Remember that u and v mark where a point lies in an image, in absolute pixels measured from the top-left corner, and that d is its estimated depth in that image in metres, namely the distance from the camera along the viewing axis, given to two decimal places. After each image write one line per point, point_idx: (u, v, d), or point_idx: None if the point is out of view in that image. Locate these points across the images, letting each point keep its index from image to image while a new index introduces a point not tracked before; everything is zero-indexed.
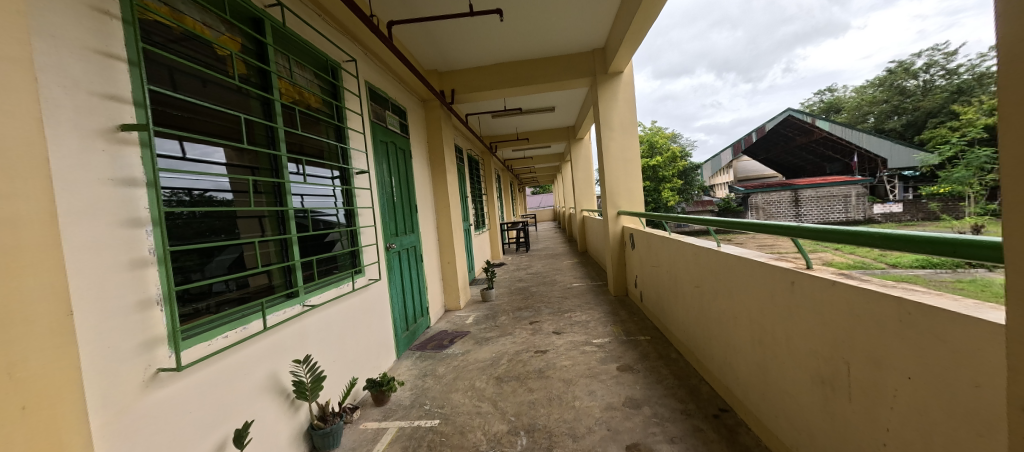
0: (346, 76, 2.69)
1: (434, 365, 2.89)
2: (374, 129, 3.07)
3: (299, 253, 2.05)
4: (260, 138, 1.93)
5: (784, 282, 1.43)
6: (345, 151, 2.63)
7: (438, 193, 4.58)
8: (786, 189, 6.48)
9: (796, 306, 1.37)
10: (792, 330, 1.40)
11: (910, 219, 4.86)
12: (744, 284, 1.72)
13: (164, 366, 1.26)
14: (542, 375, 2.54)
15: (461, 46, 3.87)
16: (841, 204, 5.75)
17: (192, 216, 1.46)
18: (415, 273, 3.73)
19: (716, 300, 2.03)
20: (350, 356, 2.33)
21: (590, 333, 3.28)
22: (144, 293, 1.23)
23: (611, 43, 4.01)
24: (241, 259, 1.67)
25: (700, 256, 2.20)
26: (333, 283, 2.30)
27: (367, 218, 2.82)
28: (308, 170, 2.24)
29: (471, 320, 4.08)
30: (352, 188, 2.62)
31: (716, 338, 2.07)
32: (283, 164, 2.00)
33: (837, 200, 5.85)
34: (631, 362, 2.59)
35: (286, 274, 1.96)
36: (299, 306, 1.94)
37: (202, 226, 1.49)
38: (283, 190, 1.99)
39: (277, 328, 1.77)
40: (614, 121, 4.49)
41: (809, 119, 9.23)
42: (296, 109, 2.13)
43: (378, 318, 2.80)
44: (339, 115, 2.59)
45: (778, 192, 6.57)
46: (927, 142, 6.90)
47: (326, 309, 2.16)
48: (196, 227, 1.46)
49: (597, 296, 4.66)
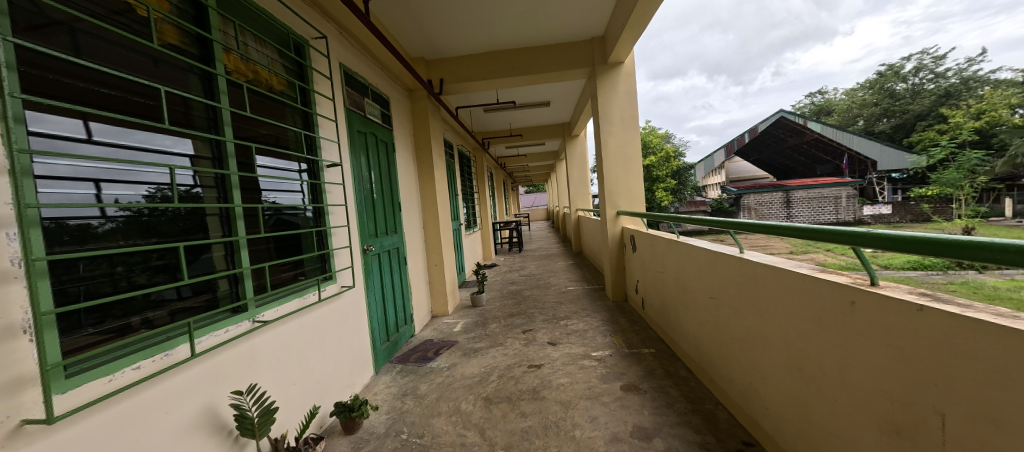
0: (315, 55, 2.35)
1: (416, 382, 2.59)
2: (350, 118, 2.75)
3: (249, 258, 1.71)
4: (199, 121, 1.59)
5: (840, 304, 1.16)
6: (315, 141, 2.30)
7: (426, 190, 4.26)
8: (778, 189, 6.25)
9: (855, 333, 1.11)
10: (849, 361, 1.14)
11: (903, 221, 4.79)
12: (775, 301, 1.45)
13: (32, 417, 0.94)
14: (537, 396, 2.25)
15: (450, 32, 3.58)
16: (831, 205, 5.68)
17: (179, 214, 1.44)
18: (398, 275, 3.42)
19: (736, 316, 1.76)
20: (315, 377, 2.03)
21: (588, 344, 3.00)
22: (3, 320, 0.92)
23: (611, 32, 3.74)
24: (202, 261, 1.51)
25: (716, 264, 1.93)
26: (295, 293, 1.98)
27: (340, 218, 2.50)
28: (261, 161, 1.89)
29: (459, 328, 3.76)
30: (321, 182, 2.29)
31: (735, 358, 1.79)
32: (230, 151, 1.67)
33: (827, 201, 5.74)
34: (636, 380, 2.31)
35: (233, 284, 1.65)
36: (247, 323, 1.62)
37: (189, 223, 1.48)
38: (229, 183, 1.64)
39: (212, 353, 1.43)
40: (613, 114, 4.21)
41: (801, 121, 8.94)
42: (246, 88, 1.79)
43: (351, 329, 2.49)
44: (306, 99, 2.26)
45: (769, 193, 6.33)
46: (918, 144, 6.89)
47: (285, 324, 1.85)
48: (181, 223, 1.45)
49: (593, 301, 4.39)
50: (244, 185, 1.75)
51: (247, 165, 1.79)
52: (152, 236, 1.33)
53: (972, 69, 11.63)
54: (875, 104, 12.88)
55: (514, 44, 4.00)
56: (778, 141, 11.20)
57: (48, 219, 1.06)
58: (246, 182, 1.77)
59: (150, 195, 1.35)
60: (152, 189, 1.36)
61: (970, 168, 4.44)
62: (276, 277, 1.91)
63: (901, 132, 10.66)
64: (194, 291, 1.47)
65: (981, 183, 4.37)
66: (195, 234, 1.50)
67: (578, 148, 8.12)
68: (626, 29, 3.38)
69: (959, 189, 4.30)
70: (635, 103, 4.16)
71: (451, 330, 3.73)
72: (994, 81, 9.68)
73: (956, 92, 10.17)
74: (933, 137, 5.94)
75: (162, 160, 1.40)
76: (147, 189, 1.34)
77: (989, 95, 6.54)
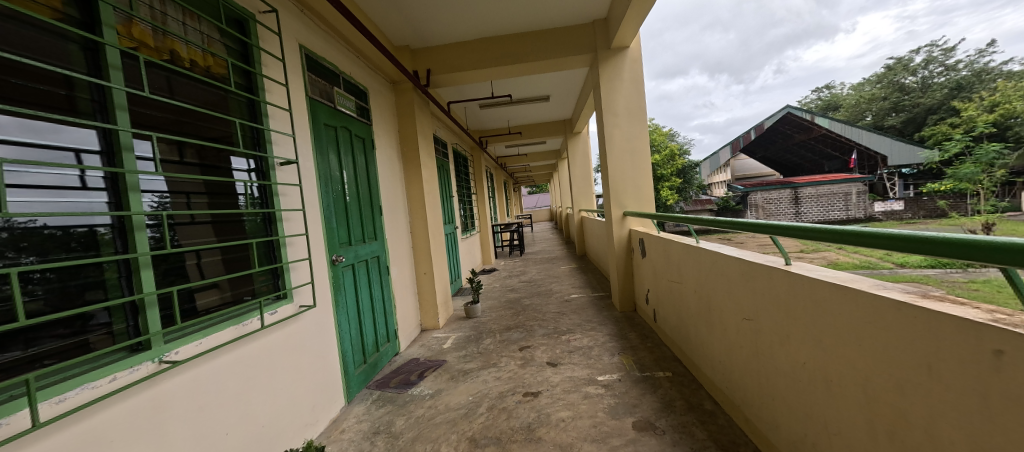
0: (264, 33, 1.98)
1: (393, 415, 2.22)
2: (314, 108, 2.38)
3: (153, 281, 1.32)
4: (83, 105, 1.22)
5: (973, 353, 0.77)
6: (263, 134, 1.93)
7: (412, 191, 3.88)
8: (786, 186, 5.81)
9: (1014, 406, 0.71)
10: (996, 444, 0.75)
11: (916, 218, 4.45)
12: (849, 335, 1.07)
13: None
14: (532, 437, 1.87)
15: (436, 16, 3.22)
16: (840, 202, 5.29)
17: (196, 220, 1.53)
18: (380, 288, 3.07)
19: (785, 348, 1.36)
20: (260, 422, 1.67)
21: (593, 365, 2.61)
22: None
23: (614, 14, 3.36)
24: (82, 287, 1.15)
25: (752, 279, 1.55)
26: (231, 319, 1.59)
27: (298, 225, 2.12)
28: (234, 163, 1.77)
29: (449, 345, 3.38)
30: (272, 184, 1.92)
31: (784, 402, 1.40)
32: (125, 143, 1.28)
33: (837, 199, 5.33)
34: (650, 416, 1.92)
35: (132, 316, 1.27)
36: (151, 364, 1.26)
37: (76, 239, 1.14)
38: (123, 185, 1.27)
39: (82, 413, 1.07)
40: (618, 106, 3.83)
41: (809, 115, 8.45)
42: (145, 62, 1.39)
43: (314, 356, 2.12)
44: (251, 84, 1.90)
45: (777, 190, 5.92)
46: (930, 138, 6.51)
47: (212, 360, 1.47)
48: (198, 229, 1.53)
49: (599, 311, 4.00)
50: (211, 189, 1.63)
51: (217, 168, 1.69)
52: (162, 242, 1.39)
53: (981, 61, 11.15)
54: (884, 98, 12.39)
55: (506, 29, 3.62)
56: (785, 138, 10.76)
57: (54, 228, 1.09)
58: (177, 185, 1.48)
59: (159, 204, 1.41)
60: (163, 196, 1.42)
61: (988, 161, 3.95)
62: (230, 291, 1.66)
63: (911, 126, 10.32)
64: (78, 326, 1.13)
65: (997, 177, 3.85)
66: (85, 253, 1.17)
67: (579, 146, 7.76)
68: (631, 10, 3.00)
69: (975, 183, 3.92)
70: (640, 93, 3.78)
71: (440, 346, 3.35)
72: (1005, 71, 9.23)
73: (967, 84, 9.69)
74: (946, 130, 5.56)
75: (35, 156, 1.06)
76: (24, 195, 1.03)
77: (1002, 86, 6.17)
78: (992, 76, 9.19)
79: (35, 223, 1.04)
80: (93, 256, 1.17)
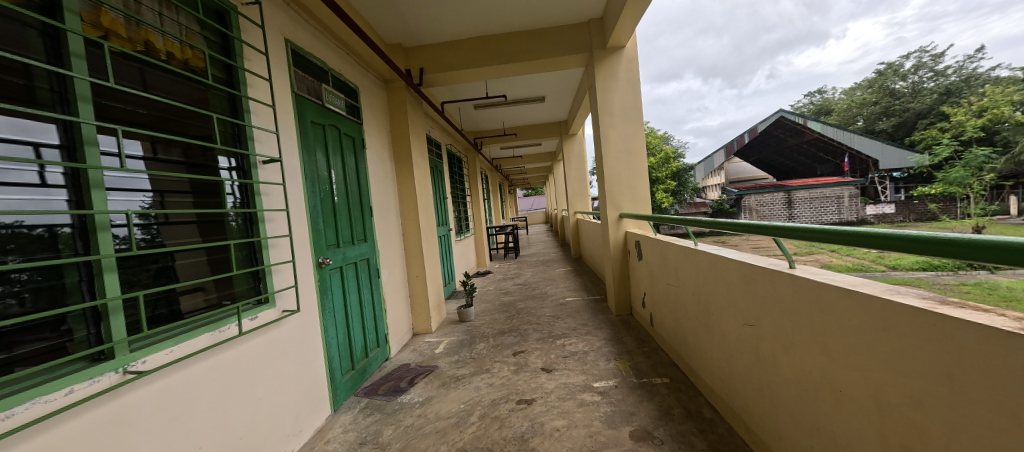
0: (247, 25, 1.90)
1: (380, 425, 2.13)
2: (300, 105, 2.31)
3: (118, 284, 1.23)
4: (42, 95, 1.14)
5: (1002, 365, 0.71)
6: (245, 130, 1.85)
7: (404, 191, 3.80)
8: (778, 189, 5.81)
9: None
10: None
11: (908, 220, 4.45)
12: (858, 342, 1.01)
13: None
14: (525, 448, 1.79)
15: (429, 14, 3.16)
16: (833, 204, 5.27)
17: (181, 221, 1.47)
18: (370, 291, 2.98)
19: (789, 355, 1.30)
20: (237, 434, 1.58)
21: (589, 371, 2.54)
22: None
23: (610, 13, 3.31)
24: (40, 292, 1.06)
25: (753, 282, 1.49)
26: (207, 325, 1.50)
27: (282, 226, 2.03)
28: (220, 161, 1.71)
29: (441, 349, 3.29)
30: (254, 182, 1.83)
31: (788, 411, 1.33)
32: (89, 136, 1.20)
33: (829, 201, 5.34)
34: (648, 424, 1.85)
35: (93, 324, 1.18)
36: (114, 374, 1.17)
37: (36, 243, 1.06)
38: (85, 181, 1.17)
39: (33, 428, 0.99)
40: (613, 106, 3.77)
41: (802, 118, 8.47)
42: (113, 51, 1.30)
43: (298, 364, 2.02)
44: (232, 79, 1.82)
45: (770, 193, 5.95)
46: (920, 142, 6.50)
47: (184, 369, 1.38)
48: (184, 230, 1.48)
49: (594, 314, 3.93)
50: (197, 188, 1.58)
51: (205, 167, 1.64)
52: (146, 242, 1.34)
53: (970, 66, 11.25)
54: (875, 103, 12.49)
55: (500, 28, 3.57)
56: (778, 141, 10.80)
57: (32, 225, 1.05)
58: (159, 183, 1.42)
59: (145, 206, 1.36)
60: (148, 198, 1.37)
61: (977, 165, 3.89)
62: (215, 294, 1.60)
63: (902, 130, 10.38)
64: (47, 331, 1.07)
65: (988, 181, 3.83)
66: (46, 256, 1.08)
67: (574, 148, 7.72)
68: (626, 9, 2.95)
69: (967, 187, 3.83)
70: (635, 94, 3.73)
71: (432, 351, 3.26)
72: (992, 77, 9.33)
73: (956, 90, 9.77)
74: (936, 134, 5.58)
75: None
76: None
77: (991, 91, 6.21)
78: (979, 82, 9.33)
79: (15, 221, 1.01)
80: (52, 259, 1.08)
